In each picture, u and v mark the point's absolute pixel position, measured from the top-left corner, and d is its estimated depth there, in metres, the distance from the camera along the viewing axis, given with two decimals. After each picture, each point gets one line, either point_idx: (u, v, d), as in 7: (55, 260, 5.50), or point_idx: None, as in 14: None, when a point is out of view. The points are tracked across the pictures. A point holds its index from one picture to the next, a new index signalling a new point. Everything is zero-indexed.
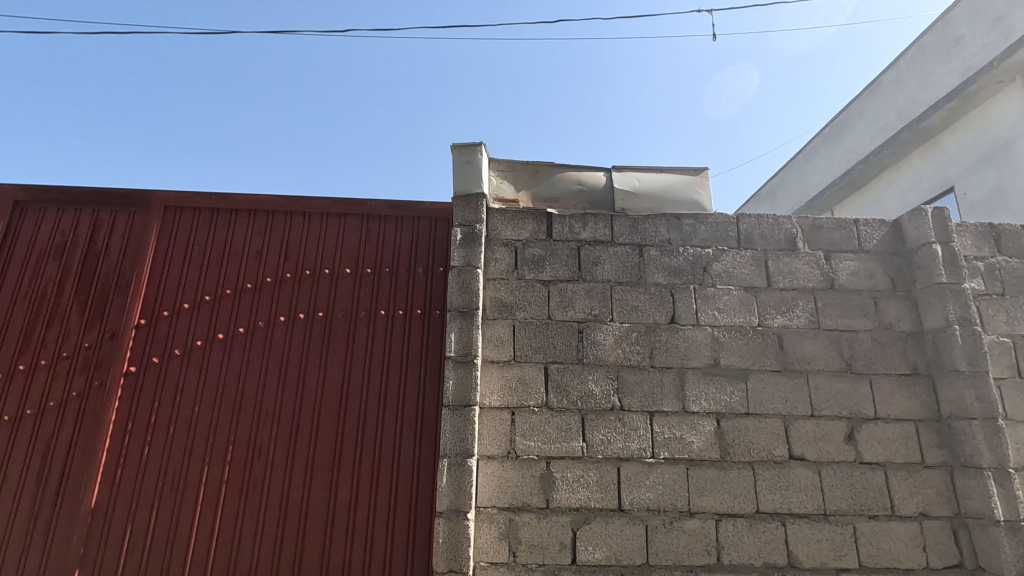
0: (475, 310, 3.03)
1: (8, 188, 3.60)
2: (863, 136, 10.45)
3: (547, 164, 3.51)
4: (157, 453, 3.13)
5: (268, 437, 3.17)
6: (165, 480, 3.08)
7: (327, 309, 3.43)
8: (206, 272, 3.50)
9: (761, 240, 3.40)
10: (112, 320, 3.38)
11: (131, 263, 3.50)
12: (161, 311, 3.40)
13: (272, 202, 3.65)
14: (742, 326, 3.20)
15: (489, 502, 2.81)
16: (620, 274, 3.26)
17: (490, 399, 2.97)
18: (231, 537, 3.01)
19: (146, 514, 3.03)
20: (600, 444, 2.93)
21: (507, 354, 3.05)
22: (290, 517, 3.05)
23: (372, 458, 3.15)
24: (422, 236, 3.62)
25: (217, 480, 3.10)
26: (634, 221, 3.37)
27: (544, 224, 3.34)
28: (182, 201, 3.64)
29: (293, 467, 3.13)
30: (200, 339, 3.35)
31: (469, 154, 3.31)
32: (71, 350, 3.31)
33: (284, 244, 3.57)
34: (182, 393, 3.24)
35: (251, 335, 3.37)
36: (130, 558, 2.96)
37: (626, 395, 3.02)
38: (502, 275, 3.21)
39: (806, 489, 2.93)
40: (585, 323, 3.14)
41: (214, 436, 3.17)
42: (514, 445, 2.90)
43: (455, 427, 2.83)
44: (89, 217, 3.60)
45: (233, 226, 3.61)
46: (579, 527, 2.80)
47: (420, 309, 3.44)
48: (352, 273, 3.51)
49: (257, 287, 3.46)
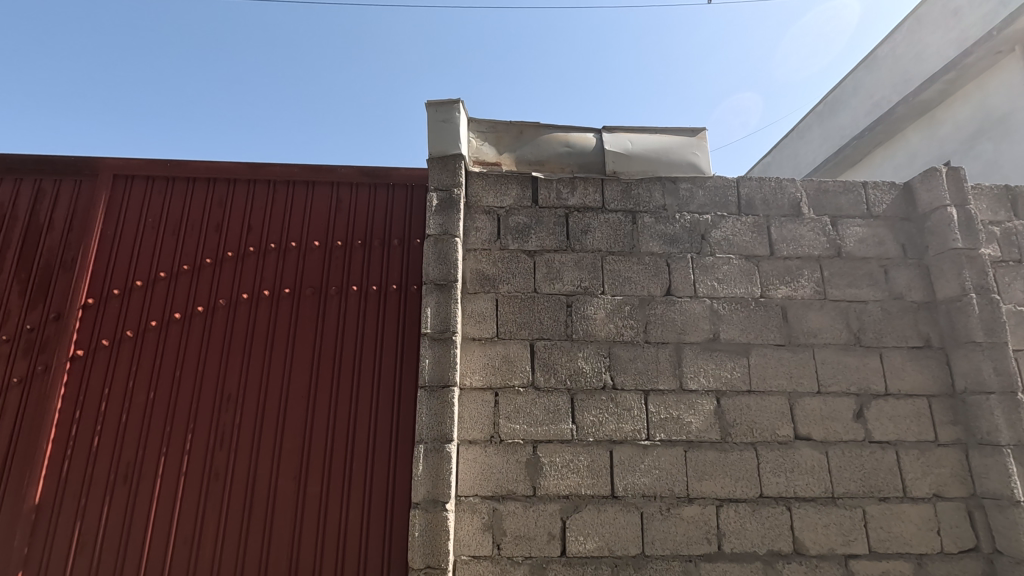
0: (453, 282, 2.77)
1: None
2: (857, 111, 10.20)
3: (532, 124, 3.18)
4: (109, 444, 2.86)
5: (230, 424, 2.92)
6: (118, 473, 2.82)
7: (294, 285, 3.15)
8: (161, 247, 3.20)
9: (763, 205, 3.15)
10: (57, 299, 3.08)
11: (77, 238, 3.20)
12: (111, 289, 3.11)
13: (233, 170, 3.34)
14: (744, 297, 2.96)
15: (471, 491, 2.58)
16: (612, 243, 3.00)
17: (471, 379, 2.72)
18: (191, 533, 2.76)
19: (97, 510, 2.78)
20: (591, 426, 2.70)
21: (489, 330, 2.80)
22: (256, 510, 2.81)
23: (345, 445, 2.90)
24: (398, 205, 3.33)
25: (174, 472, 2.84)
26: (627, 184, 3.11)
27: (529, 188, 3.06)
28: (134, 169, 3.32)
29: (259, 458, 2.87)
30: (155, 320, 3.07)
31: (446, 111, 3.00)
32: (11, 333, 3.01)
33: (248, 216, 3.27)
34: (136, 378, 2.97)
35: (211, 314, 3.08)
36: (80, 557, 2.72)
37: (618, 373, 2.78)
38: (484, 245, 2.94)
39: (813, 471, 2.72)
40: (574, 296, 2.89)
41: (171, 424, 2.90)
42: (498, 429, 2.66)
43: (432, 410, 2.59)
44: (30, 188, 3.28)
45: (190, 196, 3.30)
46: (568, 517, 2.58)
47: (396, 285, 3.17)
48: (321, 246, 3.22)
49: (218, 263, 3.17)
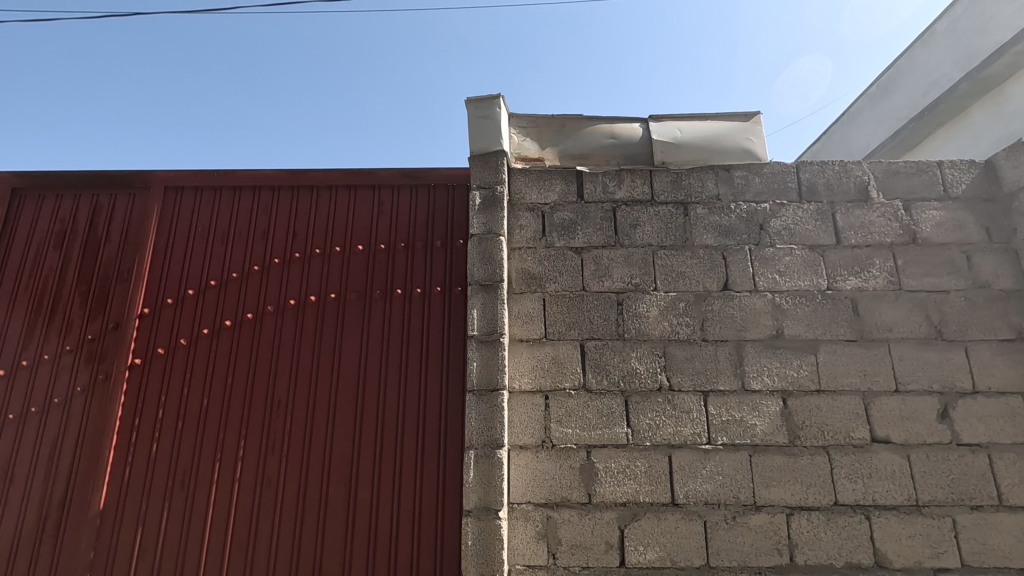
0: (499, 282, 2.69)
1: (4, 175, 3.41)
2: (914, 92, 9.58)
3: (574, 116, 3.06)
4: (166, 451, 2.91)
5: (281, 429, 2.92)
6: (175, 479, 2.87)
7: (339, 290, 3.13)
8: (211, 255, 3.25)
9: (826, 190, 2.94)
10: (116, 309, 3.17)
11: (132, 249, 3.28)
12: (164, 298, 3.17)
13: (276, 177, 3.36)
14: (809, 290, 2.76)
15: (524, 498, 2.49)
16: (663, 236, 2.85)
17: (520, 382, 2.63)
18: (246, 539, 2.78)
19: (157, 516, 2.83)
20: (648, 430, 2.56)
21: (537, 331, 2.70)
22: (307, 516, 2.80)
23: (394, 451, 2.86)
24: (439, 206, 3.28)
25: (229, 478, 2.86)
26: (677, 174, 2.96)
27: (573, 183, 2.95)
28: (183, 180, 3.39)
29: (310, 464, 2.86)
30: (206, 327, 3.11)
31: (486, 107, 2.92)
32: (74, 343, 3.11)
33: (292, 222, 3.28)
34: (190, 386, 3.01)
35: (260, 321, 3.10)
36: (142, 562, 2.77)
37: (675, 373, 2.64)
38: (529, 243, 2.85)
39: (893, 476, 2.51)
40: (625, 293, 2.76)
41: (225, 431, 2.93)
42: (549, 434, 2.56)
43: (482, 414, 2.51)
44: (88, 202, 3.39)
45: (237, 204, 3.34)
46: (626, 525, 2.45)
47: (440, 287, 3.11)
48: (365, 250, 3.20)
49: (265, 269, 3.19)
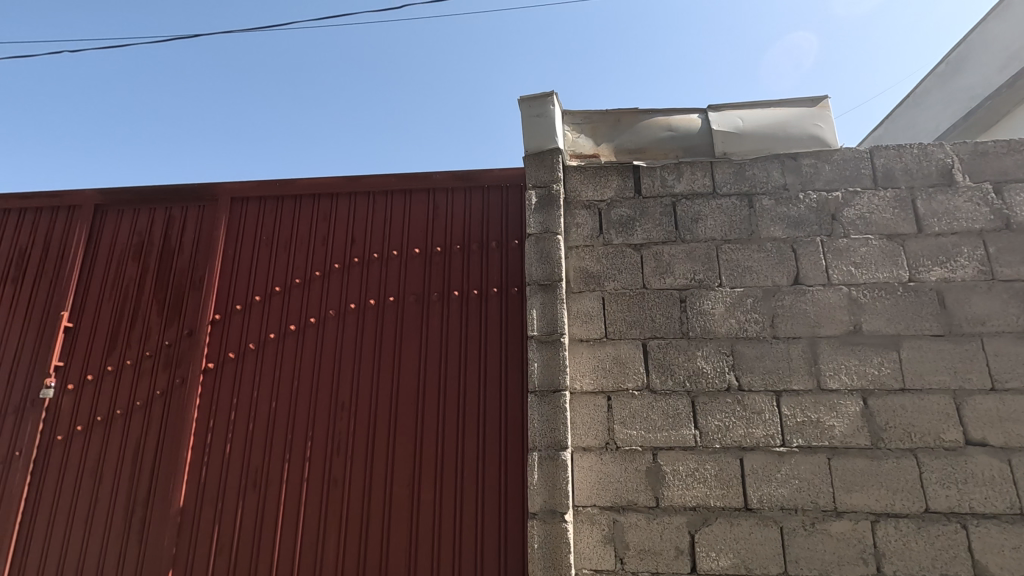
0: (558, 281, 2.65)
1: (87, 193, 3.64)
2: (989, 68, 8.91)
3: (629, 110, 2.99)
4: (239, 451, 3.03)
5: (345, 430, 2.98)
6: (248, 478, 2.98)
7: (397, 293, 3.18)
8: (275, 262, 3.36)
9: (904, 175, 2.75)
10: (189, 316, 3.32)
11: (203, 258, 3.43)
12: (234, 304, 3.30)
13: (333, 185, 3.44)
14: (889, 283, 2.59)
15: (589, 501, 2.44)
16: (727, 230, 2.74)
17: (581, 382, 2.59)
18: (315, 538, 2.85)
19: (232, 514, 2.94)
20: (717, 432, 2.46)
21: (598, 330, 2.65)
22: (373, 515, 2.84)
23: (455, 451, 2.87)
24: (493, 207, 3.27)
25: (298, 478, 2.95)
26: (740, 165, 2.84)
27: (631, 178, 2.88)
28: (247, 191, 3.52)
29: (374, 464, 2.91)
30: (272, 332, 3.22)
31: (539, 105, 2.89)
32: (153, 349, 3.28)
33: (351, 228, 3.35)
34: (259, 388, 3.12)
35: (323, 325, 3.18)
36: (220, 558, 2.89)
37: (744, 373, 2.53)
38: (586, 241, 2.79)
39: (992, 482, 2.31)
40: (688, 291, 2.67)
41: (293, 432, 3.02)
42: (614, 435, 2.50)
43: (544, 416, 2.48)
44: (162, 215, 3.57)
45: (298, 213, 3.44)
46: (697, 530, 2.37)
47: (496, 288, 3.10)
48: (421, 253, 3.23)
49: (326, 275, 3.27)
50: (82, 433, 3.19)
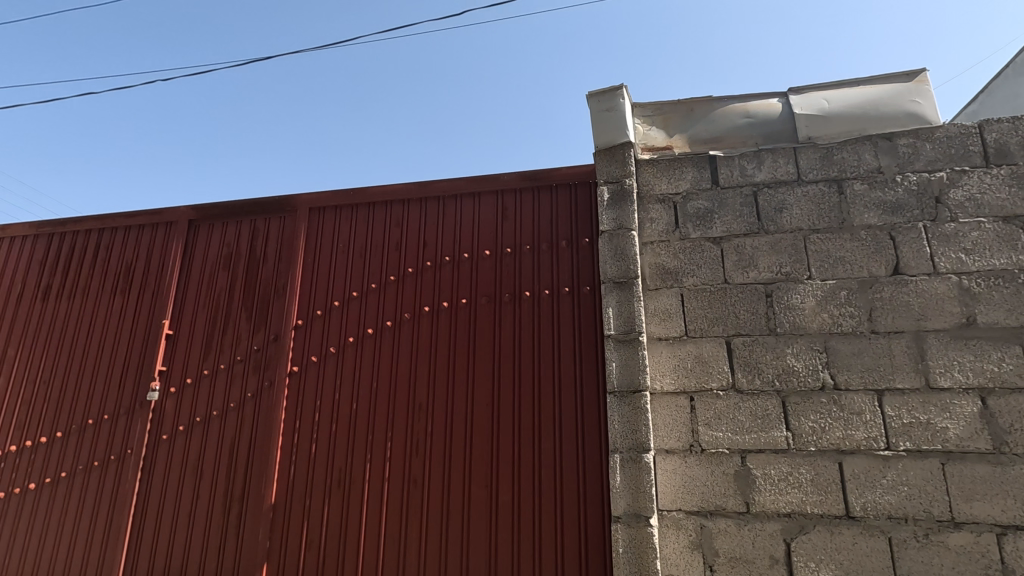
0: (634, 279, 2.60)
1: (182, 209, 3.92)
2: None
3: (703, 98, 2.88)
4: (324, 450, 3.15)
5: (423, 431, 3.04)
6: (333, 477, 3.09)
7: (469, 295, 3.20)
8: (352, 268, 3.47)
9: (1021, 150, 2.48)
10: (275, 322, 3.49)
11: (286, 267, 3.60)
12: (315, 310, 3.44)
13: (404, 191, 3.51)
14: (1007, 270, 2.34)
15: (674, 505, 2.36)
16: (815, 219, 2.57)
17: (661, 382, 2.50)
18: (398, 536, 2.92)
19: (320, 511, 3.06)
20: (812, 434, 2.31)
21: (677, 328, 2.55)
22: (452, 515, 2.87)
23: (532, 452, 2.86)
24: (562, 206, 3.23)
25: (380, 477, 3.03)
26: (828, 149, 2.66)
27: (707, 169, 2.76)
28: (324, 201, 3.66)
29: (452, 465, 2.95)
30: (351, 336, 3.32)
31: (609, 99, 2.86)
32: (243, 354, 3.48)
33: (423, 232, 3.42)
34: (341, 390, 3.24)
35: (398, 328, 3.26)
36: (309, 553, 3.01)
37: (840, 371, 2.36)
38: (662, 236, 2.71)
39: None
40: (774, 284, 2.52)
41: (373, 432, 3.11)
42: (698, 437, 2.40)
43: (625, 417, 2.44)
44: (248, 227, 3.78)
45: (372, 219, 3.55)
46: (793, 538, 2.22)
47: (568, 287, 3.06)
48: (492, 255, 3.24)
49: (400, 279, 3.35)
50: (184, 432, 3.42)
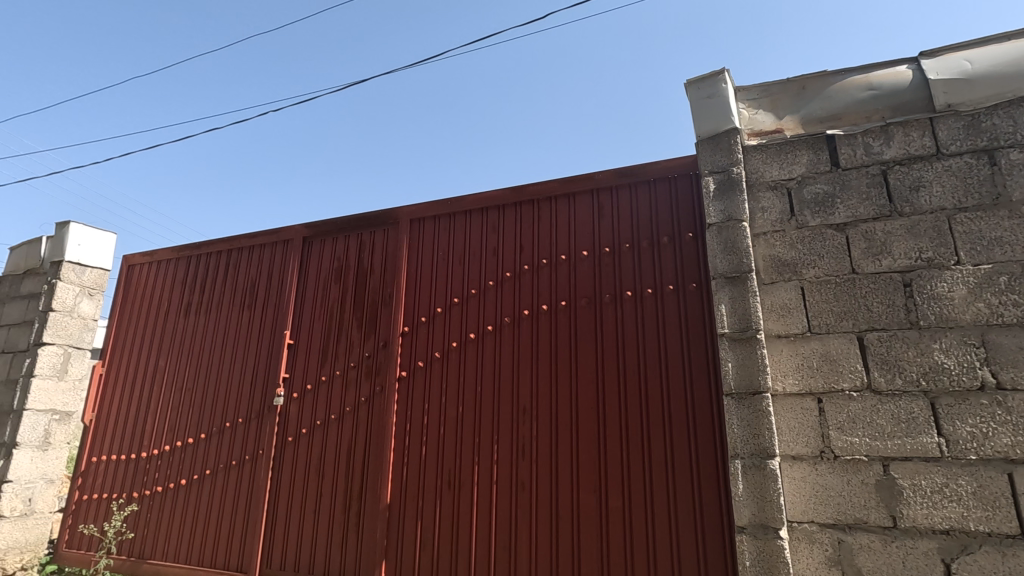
0: (748, 273, 2.44)
1: (298, 228, 4.24)
2: None
3: (816, 74, 2.65)
4: (434, 453, 3.25)
5: (529, 434, 3.04)
6: (444, 479, 3.18)
7: (569, 297, 3.17)
8: (452, 275, 3.56)
9: None
10: (383, 329, 3.66)
11: (391, 277, 3.77)
12: (420, 317, 3.57)
13: (499, 197, 3.56)
14: None
15: (805, 516, 2.17)
16: (962, 196, 2.27)
17: (784, 383, 2.32)
18: (508, 538, 2.93)
19: (432, 512, 3.15)
20: (971, 440, 2.03)
21: (799, 324, 2.36)
22: (562, 519, 2.85)
23: (642, 456, 2.76)
24: (662, 201, 3.10)
25: (488, 480, 3.07)
26: (973, 115, 2.33)
27: (825, 150, 2.53)
28: (424, 212, 3.80)
29: (559, 469, 2.92)
30: (455, 341, 3.41)
31: (711, 86, 2.72)
32: (356, 360, 3.68)
33: (519, 236, 3.43)
34: (447, 394, 3.33)
35: (500, 332, 3.30)
36: (424, 552, 3.11)
37: (1004, 368, 2.05)
38: (776, 226, 2.52)
39: None
40: (914, 273, 2.25)
41: (480, 435, 3.16)
42: (830, 443, 2.19)
43: (745, 421, 2.29)
44: (355, 241, 4.01)
45: (470, 226, 3.62)
46: (954, 559, 1.96)
47: (672, 285, 2.94)
48: (590, 255, 3.19)
49: (499, 284, 3.39)
50: (307, 435, 3.68)
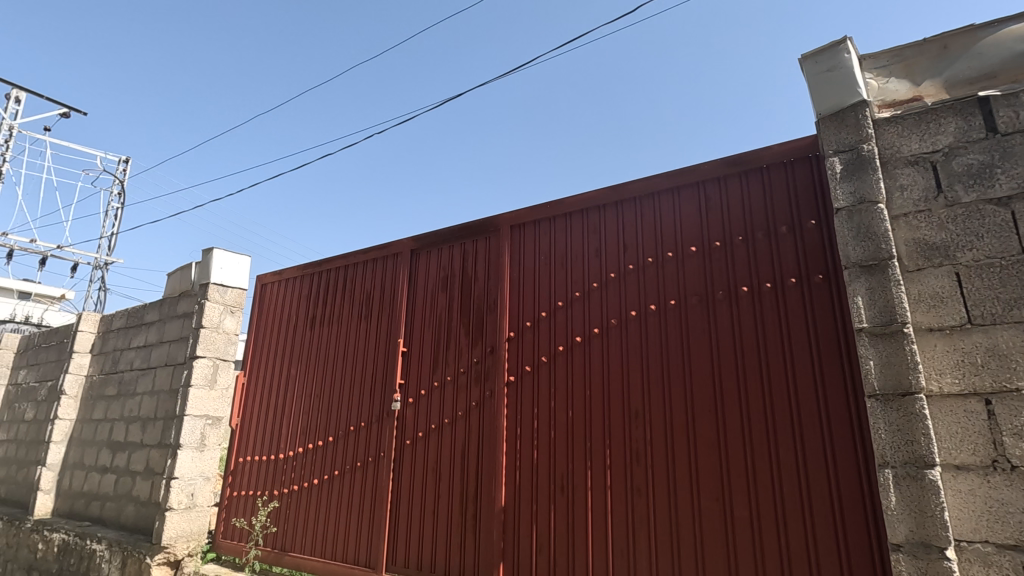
0: (889, 260, 2.19)
1: (405, 241, 4.45)
2: None
3: (960, 31, 2.33)
4: (546, 457, 3.25)
5: (643, 439, 2.94)
6: (556, 483, 3.17)
7: (678, 296, 3.04)
8: (555, 279, 3.55)
9: None
10: (490, 335, 3.74)
11: (495, 283, 3.84)
12: (525, 321, 3.60)
13: (599, 197, 3.50)
14: None
15: (977, 535, 1.89)
16: None
17: (940, 383, 2.05)
18: (626, 546, 2.86)
19: (546, 516, 3.15)
20: None
21: (956, 315, 2.07)
22: (683, 528, 2.72)
23: (770, 464, 2.57)
24: (778, 188, 2.88)
25: (602, 485, 3.01)
26: None
27: (977, 114, 2.20)
28: (523, 217, 3.83)
29: (677, 475, 2.80)
30: (561, 345, 3.39)
31: (831, 58, 2.48)
32: (466, 366, 3.79)
33: (622, 235, 3.35)
34: (556, 398, 3.32)
35: (607, 335, 3.23)
36: (541, 556, 3.12)
37: None
38: (920, 205, 2.23)
39: None
40: None
41: (591, 440, 3.11)
42: (1004, 452, 1.90)
43: (894, 425, 2.05)
44: (459, 250, 4.14)
45: (570, 229, 3.60)
46: None
47: (795, 278, 2.71)
48: (699, 251, 3.03)
49: (603, 285, 3.33)
50: (423, 438, 3.84)
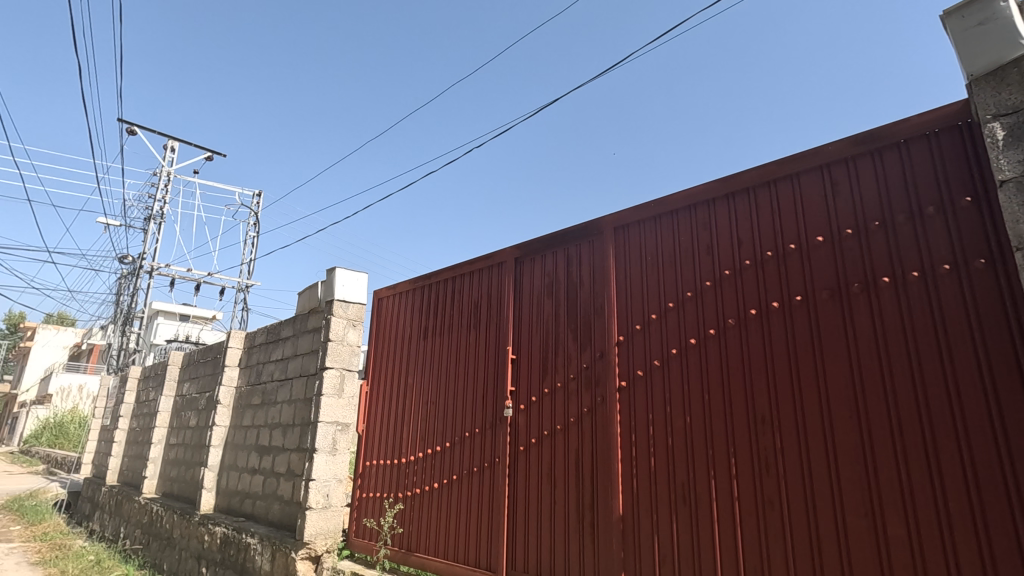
0: None
1: (509, 250, 4.53)
2: None
3: None
4: (664, 465, 3.13)
5: (772, 447, 2.73)
6: (677, 493, 3.03)
7: (805, 291, 2.79)
8: (663, 279, 3.42)
9: None
10: (599, 340, 3.68)
11: (600, 287, 3.78)
12: (634, 325, 3.51)
13: (707, 191, 3.32)
14: None
15: None
16: None
17: None
18: (760, 562, 2.66)
19: (668, 527, 3.02)
20: None
21: None
22: (826, 546, 2.48)
23: (930, 476, 2.27)
24: (921, 163, 2.55)
25: (728, 496, 2.84)
26: None
27: None
28: (627, 218, 3.74)
29: (815, 487, 2.56)
30: (675, 348, 3.25)
31: (981, 11, 2.17)
32: (575, 372, 3.76)
33: (735, 229, 3.15)
34: (672, 404, 3.18)
35: (724, 335, 3.05)
36: (665, 569, 3.00)
37: None
38: None
39: None
40: None
41: (713, 448, 2.94)
42: None
43: None
44: (563, 256, 4.13)
45: (677, 226, 3.45)
46: None
47: (949, 264, 2.38)
48: (827, 240, 2.77)
49: (718, 283, 3.15)
50: (536, 445, 3.86)
